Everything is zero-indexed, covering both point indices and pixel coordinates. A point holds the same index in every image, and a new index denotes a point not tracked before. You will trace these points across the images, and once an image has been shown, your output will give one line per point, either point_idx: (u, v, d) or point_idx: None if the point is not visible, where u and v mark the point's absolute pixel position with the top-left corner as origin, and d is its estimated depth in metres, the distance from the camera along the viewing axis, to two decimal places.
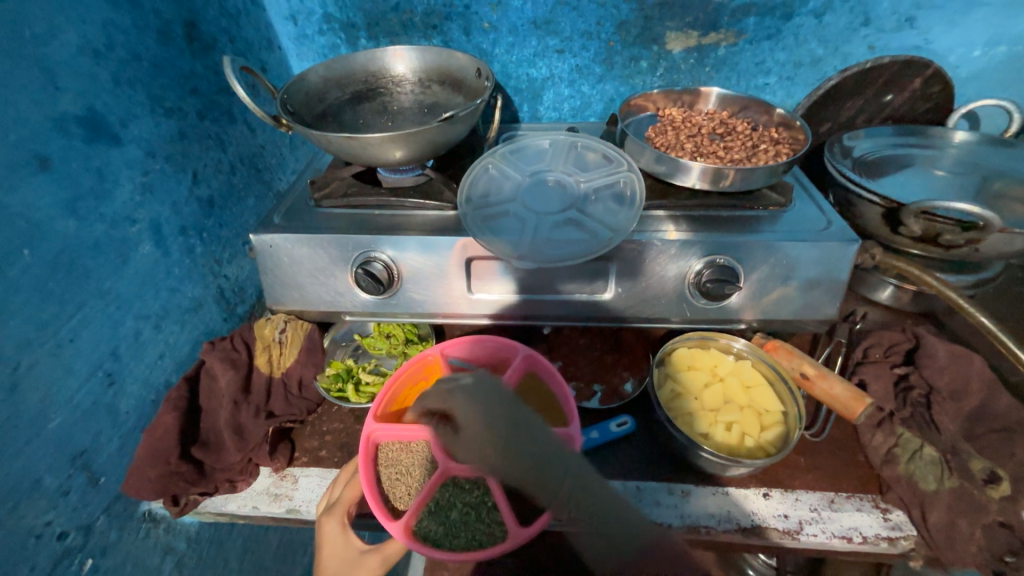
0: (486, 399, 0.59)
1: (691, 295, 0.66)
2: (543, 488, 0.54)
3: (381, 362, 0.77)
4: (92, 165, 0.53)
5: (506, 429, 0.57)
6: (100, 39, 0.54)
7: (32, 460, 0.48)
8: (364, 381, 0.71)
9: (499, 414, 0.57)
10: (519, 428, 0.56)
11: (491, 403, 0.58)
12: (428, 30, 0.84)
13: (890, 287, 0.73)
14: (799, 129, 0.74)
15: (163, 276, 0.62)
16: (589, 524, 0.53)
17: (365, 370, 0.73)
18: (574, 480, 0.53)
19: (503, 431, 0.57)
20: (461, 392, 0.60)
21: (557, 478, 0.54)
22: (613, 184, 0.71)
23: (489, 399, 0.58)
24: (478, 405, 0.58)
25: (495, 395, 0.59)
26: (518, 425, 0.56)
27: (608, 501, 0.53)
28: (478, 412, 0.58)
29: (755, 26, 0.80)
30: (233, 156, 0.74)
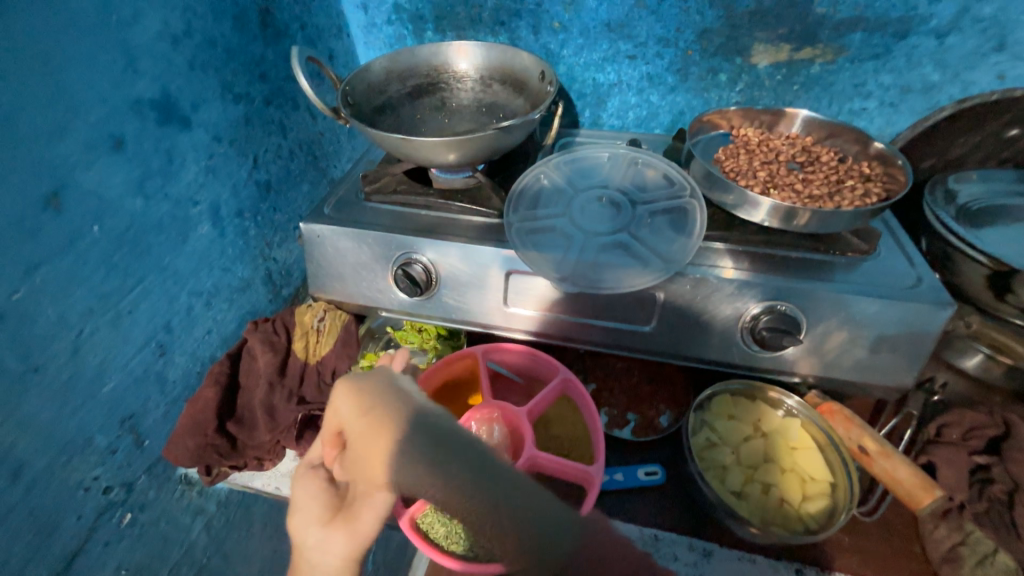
0: (374, 394, 0.47)
1: (743, 341, 0.61)
2: (430, 492, 0.39)
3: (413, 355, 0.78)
4: (162, 146, 0.55)
5: (387, 424, 0.44)
6: (180, 25, 0.55)
7: (87, 419, 0.51)
8: None
9: (375, 411, 0.45)
10: (397, 419, 0.44)
11: (375, 401, 0.46)
12: (495, 26, 0.82)
13: (979, 358, 0.58)
14: (896, 166, 0.66)
15: (217, 255, 0.65)
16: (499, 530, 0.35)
17: None
18: (469, 462, 0.38)
19: (380, 429, 0.44)
20: (350, 390, 0.48)
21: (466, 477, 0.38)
22: (671, 209, 0.66)
23: (367, 402, 0.46)
24: (367, 405, 0.46)
25: (380, 393, 0.47)
26: (396, 418, 0.44)
27: (515, 491, 0.37)
28: (356, 413, 0.46)
29: (860, 44, 0.71)
30: (292, 142, 0.75)
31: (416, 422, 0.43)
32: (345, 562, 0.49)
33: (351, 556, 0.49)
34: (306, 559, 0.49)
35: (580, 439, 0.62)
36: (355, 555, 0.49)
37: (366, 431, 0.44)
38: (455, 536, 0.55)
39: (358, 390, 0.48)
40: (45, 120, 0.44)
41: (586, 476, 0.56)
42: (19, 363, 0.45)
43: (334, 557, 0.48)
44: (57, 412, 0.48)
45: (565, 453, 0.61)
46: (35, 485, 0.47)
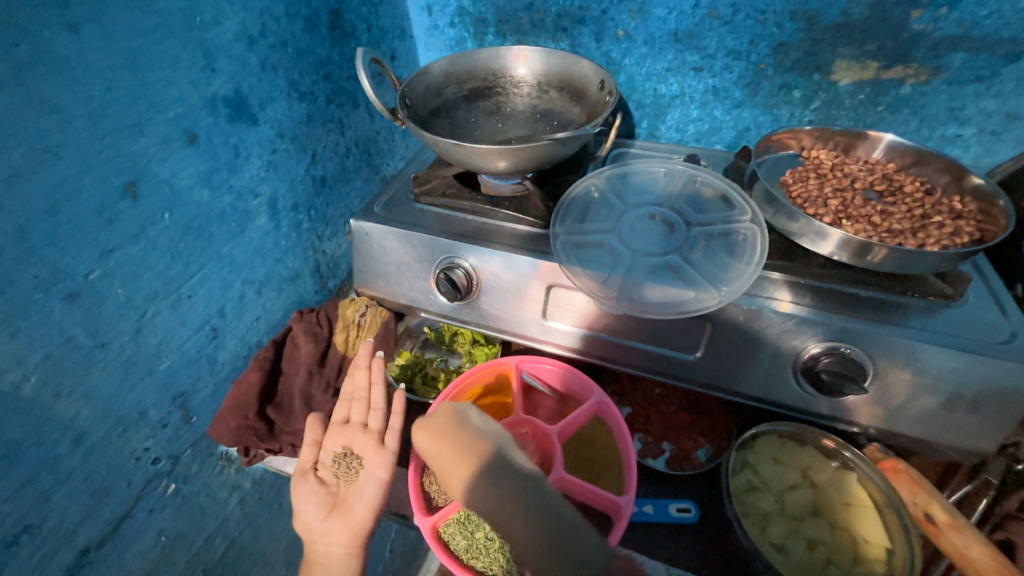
0: (452, 422, 0.47)
1: (797, 381, 0.56)
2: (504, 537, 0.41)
3: (447, 358, 0.79)
4: (230, 142, 0.58)
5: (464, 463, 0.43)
6: (256, 26, 0.57)
7: (143, 394, 0.55)
8: (431, 375, 0.75)
9: (453, 440, 0.45)
10: (474, 457, 0.43)
11: (452, 431, 0.46)
12: (557, 32, 0.80)
13: None
14: (995, 204, 0.58)
15: (271, 246, 0.68)
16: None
17: (432, 365, 0.76)
18: (542, 516, 0.40)
19: (457, 471, 0.43)
20: (427, 420, 0.48)
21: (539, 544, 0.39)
22: (729, 232, 0.62)
23: (444, 433, 0.46)
24: (446, 434, 0.46)
25: (457, 424, 0.46)
26: (470, 455, 0.43)
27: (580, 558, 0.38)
28: (433, 447, 0.46)
29: (961, 65, 0.64)
30: (350, 140, 0.77)
31: (493, 467, 0.42)
32: (348, 552, 0.56)
33: (352, 543, 0.56)
34: (315, 552, 0.56)
35: (610, 465, 0.60)
36: (358, 541, 0.56)
37: (442, 466, 0.45)
38: (475, 552, 0.55)
39: (437, 420, 0.47)
40: (129, 115, 0.47)
41: (616, 506, 0.54)
42: (89, 339, 0.48)
43: (338, 545, 0.56)
44: (117, 386, 0.52)
45: (594, 477, 0.59)
46: (93, 452, 0.51)
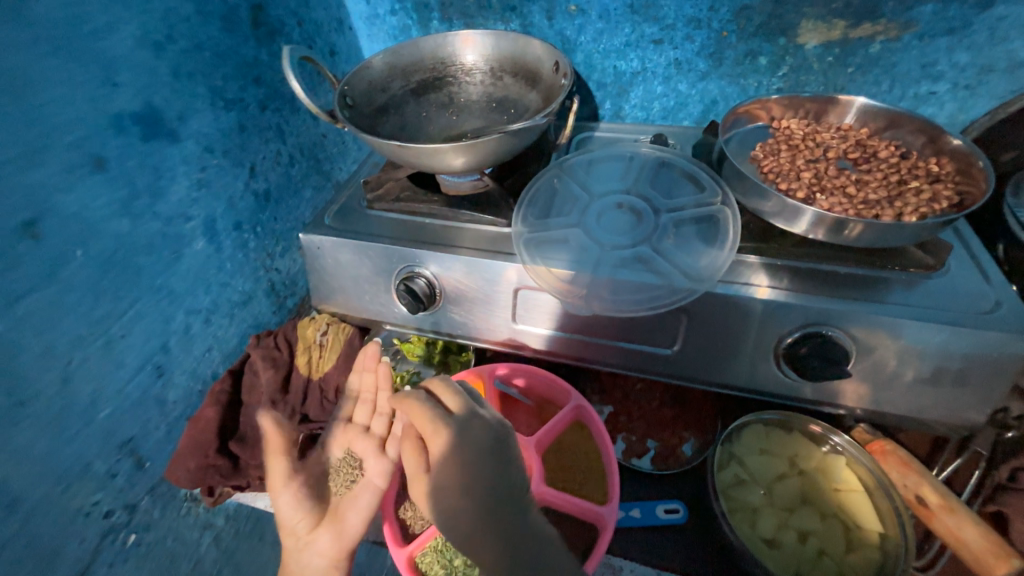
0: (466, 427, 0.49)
1: (779, 369, 0.54)
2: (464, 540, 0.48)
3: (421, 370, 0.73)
4: (149, 162, 0.52)
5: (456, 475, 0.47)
6: (162, 30, 0.51)
7: (82, 446, 0.50)
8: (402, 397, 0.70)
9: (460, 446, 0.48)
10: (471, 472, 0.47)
11: (468, 443, 0.48)
12: (506, 11, 0.74)
13: None
14: (975, 165, 0.56)
15: (215, 271, 0.62)
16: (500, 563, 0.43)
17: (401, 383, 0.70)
18: (512, 529, 0.45)
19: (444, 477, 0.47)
20: (451, 406, 0.52)
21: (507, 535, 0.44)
22: (700, 216, 0.59)
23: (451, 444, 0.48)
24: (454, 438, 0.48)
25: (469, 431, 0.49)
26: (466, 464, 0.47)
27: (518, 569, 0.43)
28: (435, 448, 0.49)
29: (931, 17, 0.60)
30: (292, 147, 0.72)
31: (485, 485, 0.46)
32: (332, 563, 0.56)
33: (338, 555, 0.56)
34: (295, 559, 0.57)
35: (592, 471, 0.57)
36: (342, 554, 0.56)
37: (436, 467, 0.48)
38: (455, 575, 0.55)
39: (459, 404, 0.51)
40: (17, 143, 0.41)
41: (598, 516, 0.52)
42: (6, 398, 0.43)
43: (323, 557, 0.56)
44: (50, 443, 0.47)
45: (574, 485, 0.57)
46: (33, 516, 0.46)
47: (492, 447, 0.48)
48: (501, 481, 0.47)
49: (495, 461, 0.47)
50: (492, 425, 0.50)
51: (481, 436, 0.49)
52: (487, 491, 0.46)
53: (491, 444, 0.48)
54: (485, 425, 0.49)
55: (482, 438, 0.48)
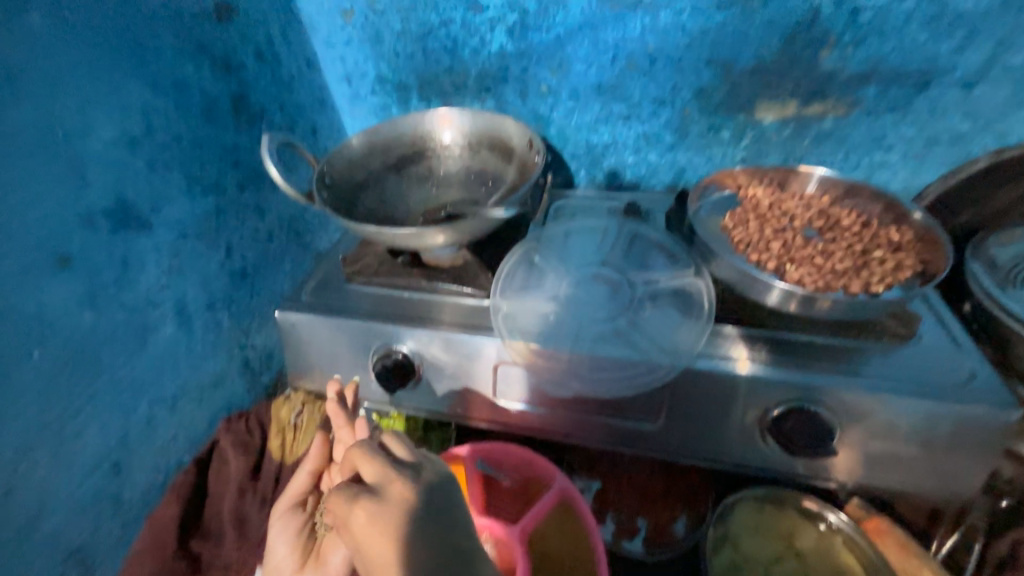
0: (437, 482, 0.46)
1: (764, 444, 0.53)
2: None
3: None
4: (117, 254, 0.51)
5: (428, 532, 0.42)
6: (138, 126, 0.52)
7: (23, 563, 0.46)
8: None
9: (433, 503, 0.44)
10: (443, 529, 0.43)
11: (391, 514, 0.43)
12: (481, 92, 0.77)
13: None
14: (933, 234, 0.58)
15: (184, 355, 0.60)
16: None
17: None
18: None
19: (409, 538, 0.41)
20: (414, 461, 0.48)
21: None
22: (674, 287, 0.60)
23: (430, 502, 0.44)
24: (423, 490, 0.45)
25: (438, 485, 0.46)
26: (439, 521, 0.43)
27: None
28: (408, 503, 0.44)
29: (876, 97, 0.65)
30: (271, 223, 0.72)
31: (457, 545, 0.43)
32: None
33: None
34: None
35: (582, 562, 0.54)
36: None
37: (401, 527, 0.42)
38: None
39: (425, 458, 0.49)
40: None
41: None
42: None
43: None
44: None
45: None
46: None
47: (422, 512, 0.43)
48: (436, 550, 0.42)
49: (425, 528, 0.42)
50: (423, 487, 0.45)
51: (407, 505, 0.44)
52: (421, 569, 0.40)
53: (422, 510, 0.43)
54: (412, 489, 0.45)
55: (409, 506, 0.43)
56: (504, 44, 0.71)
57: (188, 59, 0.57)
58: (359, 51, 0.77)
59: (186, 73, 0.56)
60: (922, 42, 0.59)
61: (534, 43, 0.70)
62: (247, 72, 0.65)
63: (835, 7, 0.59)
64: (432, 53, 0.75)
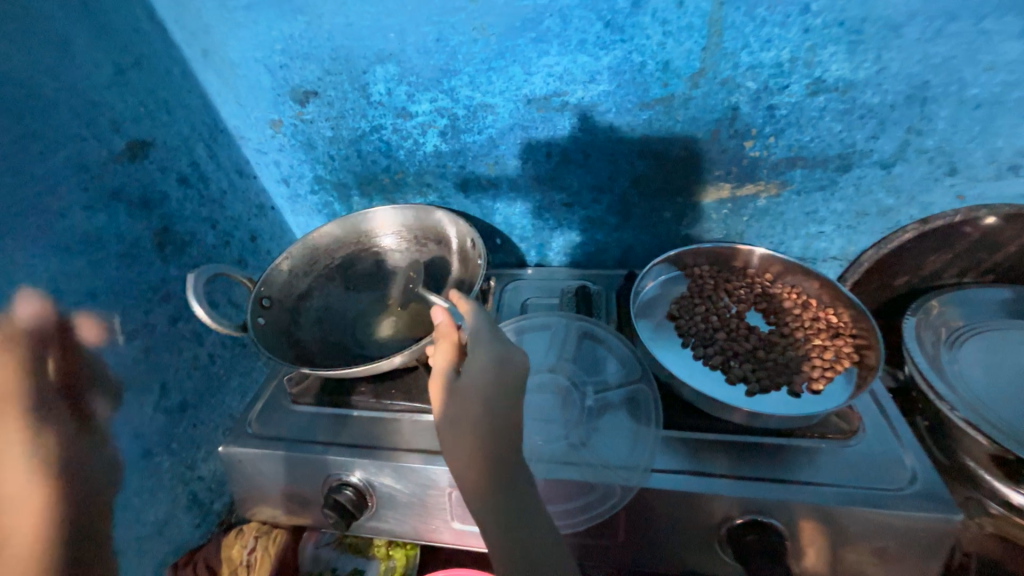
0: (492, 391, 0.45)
1: (725, 557, 0.52)
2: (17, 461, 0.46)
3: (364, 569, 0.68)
4: (31, 434, 0.48)
5: (487, 455, 0.44)
6: (47, 296, 0.50)
7: None
8: None
9: (494, 409, 0.45)
10: (507, 438, 0.45)
11: (493, 398, 0.45)
12: (422, 188, 0.77)
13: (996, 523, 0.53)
14: (866, 320, 0.59)
15: (121, 514, 0.57)
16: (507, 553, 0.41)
17: None
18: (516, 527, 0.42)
19: (474, 478, 0.44)
20: (485, 355, 0.47)
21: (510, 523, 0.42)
22: (625, 394, 0.59)
23: (493, 368, 0.46)
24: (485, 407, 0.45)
25: (499, 389, 0.46)
26: (500, 431, 0.45)
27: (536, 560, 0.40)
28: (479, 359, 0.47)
29: (803, 178, 0.66)
30: (213, 344, 0.70)
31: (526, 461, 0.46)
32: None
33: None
34: None
35: None
36: None
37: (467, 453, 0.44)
38: None
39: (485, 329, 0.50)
40: None
41: None
42: None
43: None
44: None
45: None
46: None
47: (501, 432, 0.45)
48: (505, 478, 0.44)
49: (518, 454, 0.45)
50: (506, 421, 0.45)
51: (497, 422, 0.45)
52: (491, 459, 0.44)
53: (503, 438, 0.45)
54: (509, 420, 0.45)
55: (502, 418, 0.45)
56: (438, 145, 0.71)
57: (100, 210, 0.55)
58: (292, 156, 0.76)
59: (99, 225, 0.55)
60: (839, 132, 0.61)
61: (467, 144, 0.70)
62: (170, 202, 0.64)
63: (752, 106, 0.60)
64: (367, 154, 0.74)
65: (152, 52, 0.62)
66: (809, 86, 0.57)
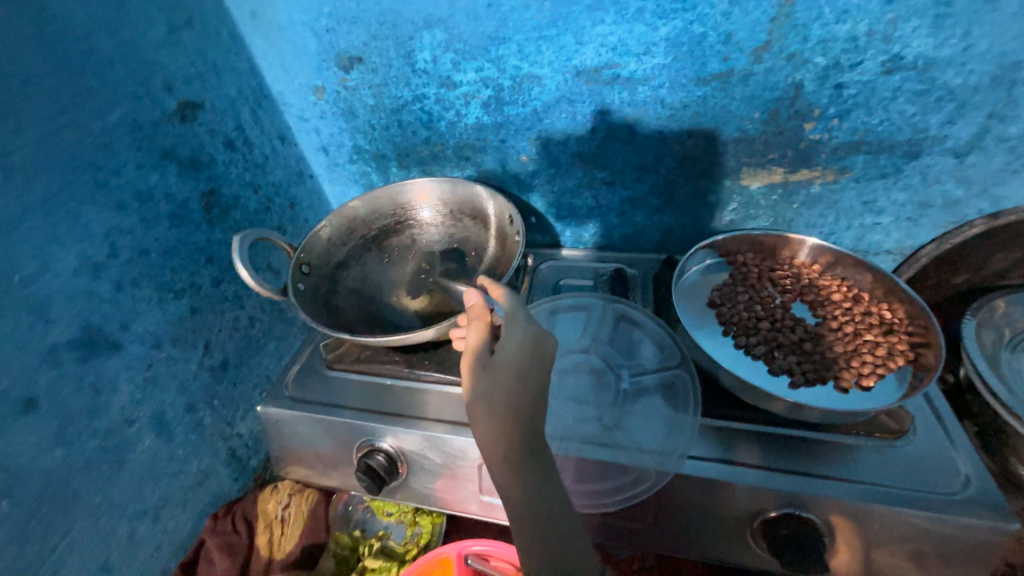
0: (531, 368, 0.44)
1: (757, 549, 0.51)
2: None
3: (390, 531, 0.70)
4: (86, 383, 0.50)
5: (523, 432, 0.43)
6: (102, 251, 0.51)
7: None
8: (367, 568, 0.66)
9: (527, 392, 0.44)
10: (541, 416, 0.44)
11: (527, 381, 0.44)
12: (460, 161, 0.76)
13: None
14: (924, 318, 0.56)
15: (165, 463, 0.59)
16: (532, 534, 0.41)
17: (368, 551, 0.67)
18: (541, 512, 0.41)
19: (505, 453, 0.42)
20: (523, 331, 0.46)
21: (536, 508, 0.41)
22: (661, 379, 0.58)
23: (532, 344, 0.45)
24: (522, 384, 0.44)
25: (535, 365, 0.45)
26: (532, 414, 0.43)
27: (560, 539, 0.40)
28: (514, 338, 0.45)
29: (864, 165, 0.62)
30: (252, 308, 0.71)
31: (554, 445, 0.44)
32: None
33: None
34: None
35: None
36: None
37: (499, 429, 0.43)
38: None
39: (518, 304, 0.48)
40: None
41: None
42: None
43: None
44: None
45: None
46: None
47: (532, 415, 0.43)
48: (532, 463, 0.43)
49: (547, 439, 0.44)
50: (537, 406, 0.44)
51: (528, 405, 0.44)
52: (520, 442, 0.43)
53: (533, 422, 0.43)
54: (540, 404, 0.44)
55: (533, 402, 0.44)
56: (480, 116, 0.70)
57: (151, 169, 0.56)
58: (333, 125, 0.75)
59: (150, 184, 0.56)
60: (911, 115, 0.57)
61: (510, 116, 0.68)
62: (216, 166, 0.65)
63: (817, 84, 0.57)
64: (407, 125, 0.73)
65: (203, 11, 0.62)
66: (885, 64, 0.54)
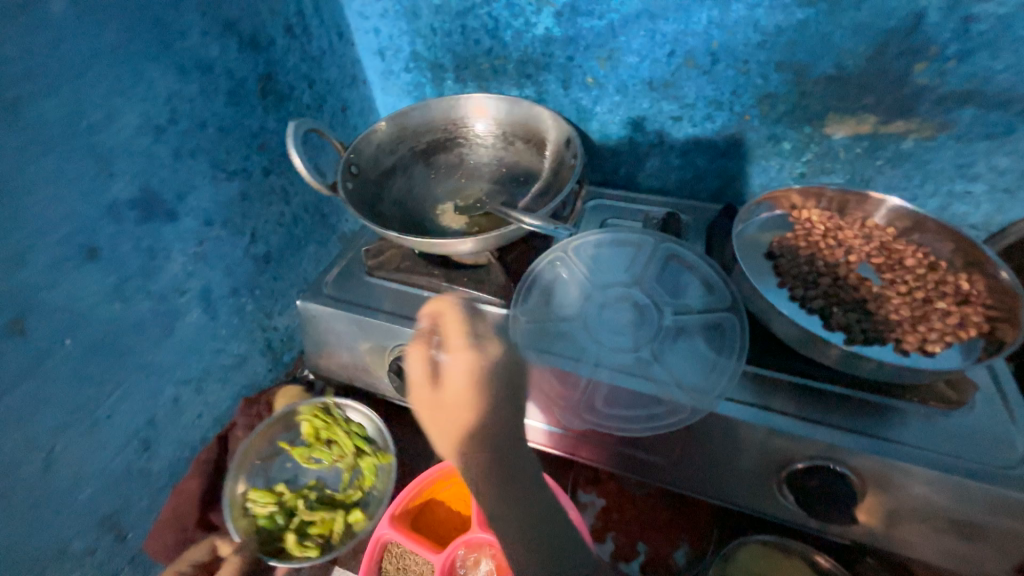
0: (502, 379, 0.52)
1: (781, 496, 0.51)
2: None
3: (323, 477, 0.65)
4: (143, 245, 0.51)
5: (499, 444, 0.48)
6: (164, 114, 0.51)
7: (60, 527, 0.50)
8: (305, 521, 0.60)
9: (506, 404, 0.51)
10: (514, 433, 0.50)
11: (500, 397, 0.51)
12: (521, 78, 0.72)
13: None
14: (1005, 292, 0.52)
15: (209, 340, 0.62)
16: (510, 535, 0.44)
17: (303, 503, 0.61)
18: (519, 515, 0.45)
19: (483, 460, 0.47)
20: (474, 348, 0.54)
21: (513, 513, 0.45)
22: (706, 321, 0.56)
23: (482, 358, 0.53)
24: (503, 398, 0.51)
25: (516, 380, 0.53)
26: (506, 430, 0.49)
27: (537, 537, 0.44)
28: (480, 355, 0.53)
29: (970, 121, 0.56)
30: (297, 207, 0.71)
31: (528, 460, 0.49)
32: None
33: None
34: None
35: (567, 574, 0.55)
36: None
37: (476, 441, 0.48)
38: None
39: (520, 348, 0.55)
40: (8, 248, 0.41)
41: None
42: None
43: None
44: (17, 532, 0.47)
45: None
46: None
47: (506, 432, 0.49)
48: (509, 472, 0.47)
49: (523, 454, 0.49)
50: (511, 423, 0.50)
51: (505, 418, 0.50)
52: (494, 457, 0.47)
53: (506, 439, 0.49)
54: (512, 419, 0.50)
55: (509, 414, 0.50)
56: (550, 28, 0.65)
57: (214, 40, 0.54)
58: (393, 25, 0.72)
59: (212, 55, 0.54)
60: None
61: (582, 30, 0.64)
62: (275, 50, 0.63)
63: (941, 15, 0.51)
64: (471, 32, 0.69)
65: None
66: None
